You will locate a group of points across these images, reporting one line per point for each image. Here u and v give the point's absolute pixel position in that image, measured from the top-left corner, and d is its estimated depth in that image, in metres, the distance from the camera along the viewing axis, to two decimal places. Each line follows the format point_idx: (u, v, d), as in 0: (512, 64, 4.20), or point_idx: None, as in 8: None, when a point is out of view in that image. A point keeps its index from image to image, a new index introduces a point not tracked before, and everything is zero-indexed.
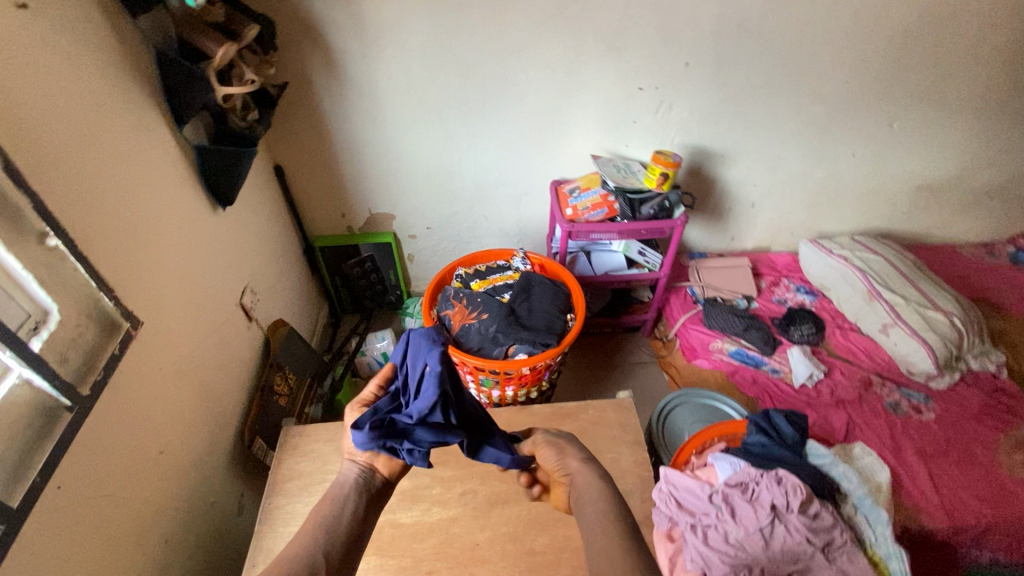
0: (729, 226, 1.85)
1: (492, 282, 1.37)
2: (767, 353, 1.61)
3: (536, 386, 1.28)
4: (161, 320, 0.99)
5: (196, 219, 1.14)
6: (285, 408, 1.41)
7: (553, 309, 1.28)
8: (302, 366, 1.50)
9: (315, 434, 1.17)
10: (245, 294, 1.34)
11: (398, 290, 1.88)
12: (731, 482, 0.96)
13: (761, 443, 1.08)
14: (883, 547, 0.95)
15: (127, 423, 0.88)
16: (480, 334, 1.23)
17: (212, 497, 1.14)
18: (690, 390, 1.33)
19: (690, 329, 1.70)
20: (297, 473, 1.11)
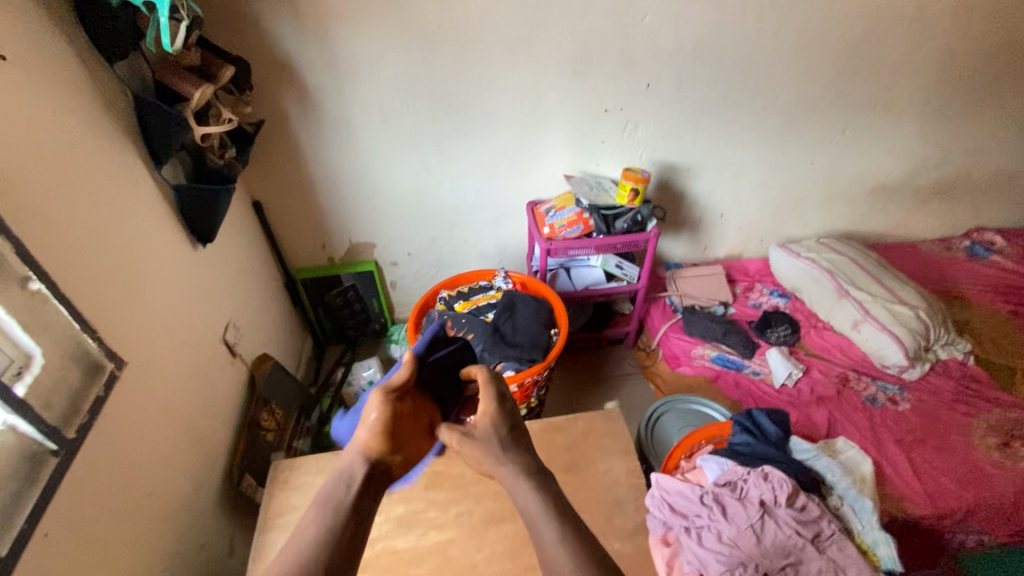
0: (702, 236, 1.92)
1: (475, 303, 1.40)
2: (747, 356, 1.66)
3: (525, 403, 1.29)
4: (144, 360, 0.98)
5: (177, 257, 1.15)
6: (273, 443, 1.39)
7: (537, 325, 1.30)
8: (289, 400, 1.49)
9: (306, 465, 1.16)
10: (228, 329, 1.34)
11: (382, 318, 1.89)
12: (720, 482, 0.99)
13: (746, 442, 1.11)
14: (871, 535, 0.98)
15: (113, 466, 0.87)
16: None
17: (202, 539, 1.11)
18: (676, 396, 1.36)
19: (671, 337, 1.75)
20: (289, 507, 1.09)
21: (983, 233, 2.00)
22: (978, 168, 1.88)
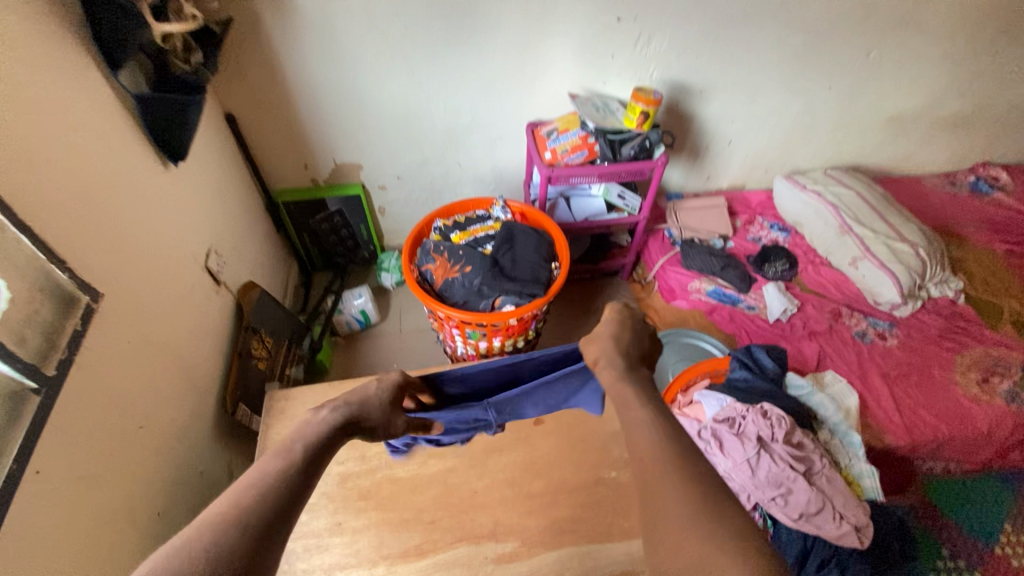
0: (706, 165, 1.84)
1: (472, 233, 1.32)
2: (743, 290, 1.64)
3: (523, 336, 1.29)
4: (122, 291, 0.92)
5: (147, 178, 1.04)
6: (266, 372, 1.36)
7: (537, 259, 1.25)
8: (278, 328, 1.45)
9: (301, 396, 1.14)
10: (210, 256, 1.26)
11: (372, 245, 1.81)
12: (719, 418, 0.99)
13: (744, 378, 1.11)
14: (856, 467, 1.02)
15: (102, 400, 0.84)
16: (464, 287, 1.21)
17: (200, 467, 1.11)
18: (674, 332, 1.36)
19: (668, 270, 1.72)
20: (287, 436, 1.08)
21: (990, 169, 1.95)
22: (998, 98, 1.79)
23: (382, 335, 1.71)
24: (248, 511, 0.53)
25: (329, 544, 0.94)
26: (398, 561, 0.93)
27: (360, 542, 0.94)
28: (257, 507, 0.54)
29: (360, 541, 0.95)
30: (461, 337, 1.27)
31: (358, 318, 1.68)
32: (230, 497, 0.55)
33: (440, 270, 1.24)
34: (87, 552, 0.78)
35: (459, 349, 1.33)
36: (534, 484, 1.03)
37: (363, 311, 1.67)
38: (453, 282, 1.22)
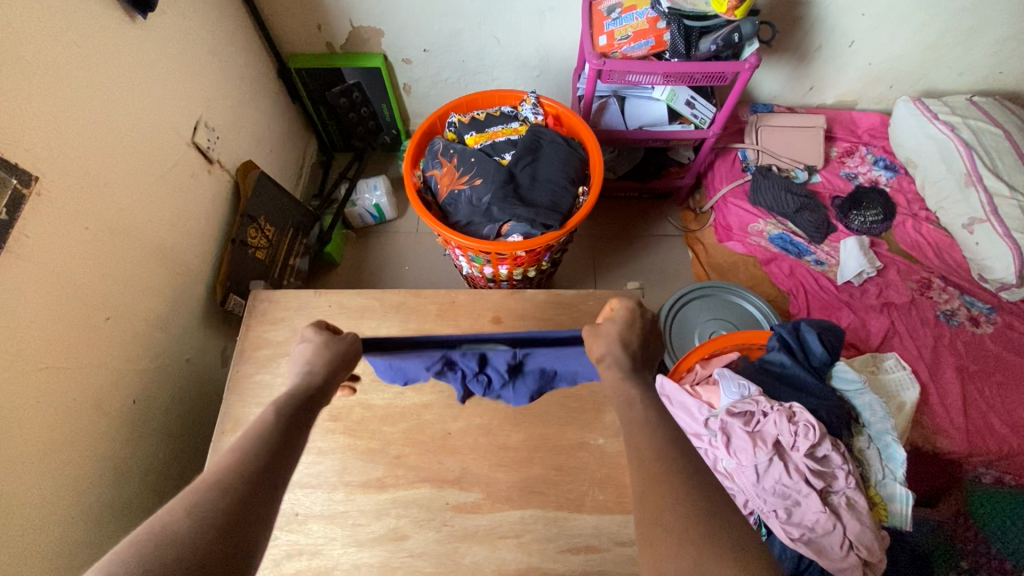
0: (811, 71, 1.44)
1: (492, 137, 1.11)
2: (815, 241, 1.36)
3: (534, 266, 1.14)
4: (72, 169, 0.81)
5: (106, 30, 0.88)
6: (265, 262, 1.30)
7: (562, 179, 1.04)
8: (281, 215, 1.36)
9: (285, 301, 1.07)
10: (198, 130, 1.12)
11: (395, 129, 1.62)
12: (735, 410, 0.83)
13: (780, 364, 0.92)
14: (888, 488, 0.85)
15: (52, 292, 0.78)
16: (470, 204, 1.04)
17: (186, 355, 1.10)
18: (714, 285, 1.14)
19: (730, 203, 1.45)
20: (267, 341, 1.03)
21: None
22: None
23: (396, 232, 1.59)
24: (216, 503, 0.49)
25: None
26: (358, 490, 0.90)
27: (323, 464, 0.92)
28: (230, 493, 0.50)
29: (324, 462, 0.92)
30: (465, 259, 1.14)
31: (371, 212, 1.55)
32: (187, 497, 0.49)
33: (447, 179, 1.06)
34: (47, 440, 0.78)
35: (464, 268, 1.20)
36: (512, 437, 0.94)
37: (378, 206, 1.54)
38: (460, 196, 1.05)
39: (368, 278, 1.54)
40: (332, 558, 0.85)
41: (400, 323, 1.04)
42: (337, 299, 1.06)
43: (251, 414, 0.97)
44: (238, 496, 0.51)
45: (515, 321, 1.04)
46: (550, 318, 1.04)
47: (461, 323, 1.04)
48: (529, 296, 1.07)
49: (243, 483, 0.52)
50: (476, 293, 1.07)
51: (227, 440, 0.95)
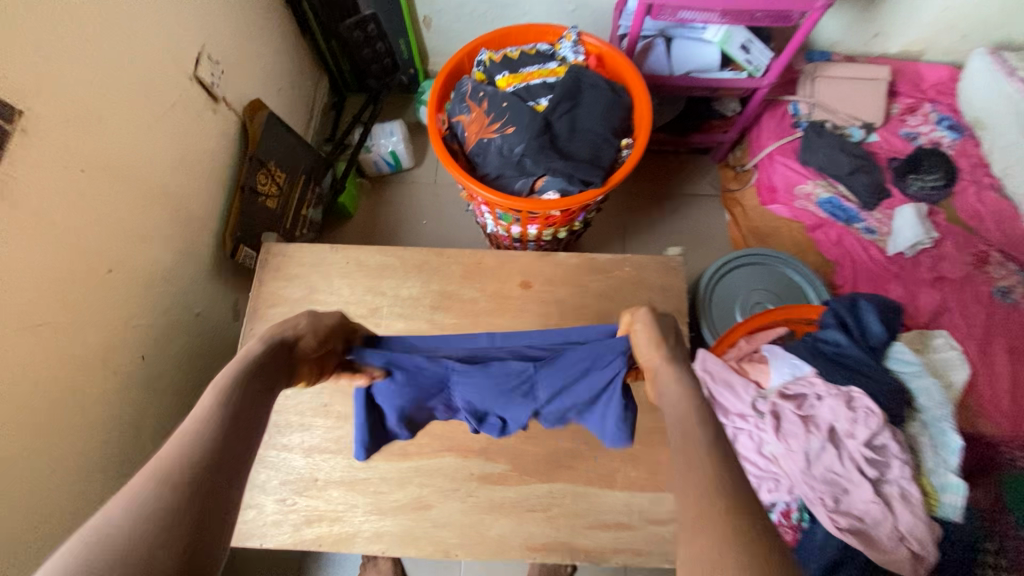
0: (878, 15, 1.30)
1: (526, 79, 0.99)
2: (867, 207, 1.25)
3: (566, 226, 1.05)
4: (62, 103, 0.72)
5: None
6: (276, 212, 1.22)
7: (604, 130, 0.94)
8: (292, 160, 1.26)
9: (299, 256, 0.99)
10: (200, 63, 1.01)
11: (413, 68, 1.49)
12: (787, 393, 0.77)
13: (835, 344, 0.84)
14: (939, 478, 0.80)
15: (48, 241, 0.71)
16: (501, 155, 0.94)
17: (196, 309, 1.04)
18: (761, 253, 1.07)
19: (776, 162, 1.33)
20: (280, 298, 0.97)
21: None
22: None
23: (413, 183, 1.49)
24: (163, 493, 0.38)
25: (312, 425, 0.88)
26: (380, 458, 0.86)
27: (342, 430, 0.88)
28: (179, 483, 0.39)
29: (344, 428, 0.88)
30: (491, 216, 1.06)
31: (387, 160, 1.45)
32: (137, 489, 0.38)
33: (476, 126, 0.96)
34: (52, 399, 0.74)
35: (489, 225, 1.12)
36: None
37: (394, 153, 1.43)
38: (489, 145, 0.95)
39: (384, 231, 1.46)
40: (354, 526, 0.82)
41: (422, 283, 0.97)
42: (355, 255, 0.99)
43: None
44: (184, 488, 0.38)
45: (545, 286, 0.97)
46: (584, 283, 0.97)
47: (487, 286, 0.97)
48: (561, 258, 0.99)
49: (196, 474, 0.40)
50: (503, 255, 1.00)
51: None
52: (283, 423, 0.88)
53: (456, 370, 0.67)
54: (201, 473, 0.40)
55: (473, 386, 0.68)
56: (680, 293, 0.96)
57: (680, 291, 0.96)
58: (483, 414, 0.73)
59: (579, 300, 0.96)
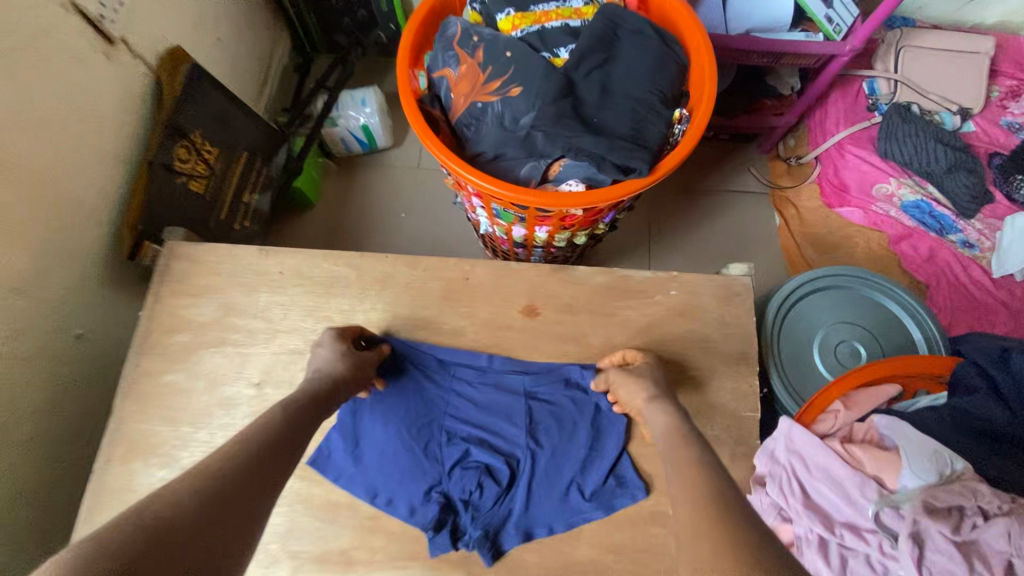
0: None
1: (540, 21, 0.71)
2: (965, 214, 0.99)
3: (587, 228, 0.77)
4: None
5: None
6: (205, 199, 0.93)
7: (650, 95, 0.66)
8: (227, 132, 0.97)
9: (215, 261, 0.71)
10: None
11: (393, 23, 1.19)
12: (930, 503, 0.50)
13: (987, 420, 0.57)
14: None
15: None
16: (500, 127, 0.66)
17: (75, 329, 0.76)
18: (847, 273, 0.80)
19: (847, 154, 1.06)
20: (184, 321, 0.68)
21: None
22: None
23: (390, 166, 1.21)
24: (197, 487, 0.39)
25: None
26: (312, 567, 0.59)
27: None
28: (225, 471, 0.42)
29: None
30: (485, 213, 0.78)
31: (358, 137, 1.16)
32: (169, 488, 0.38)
33: (467, 84, 0.68)
34: None
35: (483, 224, 0.84)
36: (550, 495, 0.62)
37: (367, 129, 1.14)
38: (485, 113, 0.67)
39: (352, 225, 1.17)
40: None
41: (386, 305, 0.69)
42: (293, 263, 0.71)
43: (154, 434, 0.64)
44: (207, 503, 0.39)
45: (558, 314, 0.69)
46: (611, 312, 0.69)
47: (477, 313, 0.70)
48: (581, 276, 0.71)
49: (217, 494, 0.40)
50: (500, 268, 0.72)
51: (114, 475, 0.62)
52: None
53: (461, 382, 0.66)
54: (221, 498, 0.40)
55: (474, 415, 0.65)
56: (747, 330, 0.68)
57: (747, 327, 0.69)
58: (468, 503, 0.61)
59: (605, 335, 0.68)
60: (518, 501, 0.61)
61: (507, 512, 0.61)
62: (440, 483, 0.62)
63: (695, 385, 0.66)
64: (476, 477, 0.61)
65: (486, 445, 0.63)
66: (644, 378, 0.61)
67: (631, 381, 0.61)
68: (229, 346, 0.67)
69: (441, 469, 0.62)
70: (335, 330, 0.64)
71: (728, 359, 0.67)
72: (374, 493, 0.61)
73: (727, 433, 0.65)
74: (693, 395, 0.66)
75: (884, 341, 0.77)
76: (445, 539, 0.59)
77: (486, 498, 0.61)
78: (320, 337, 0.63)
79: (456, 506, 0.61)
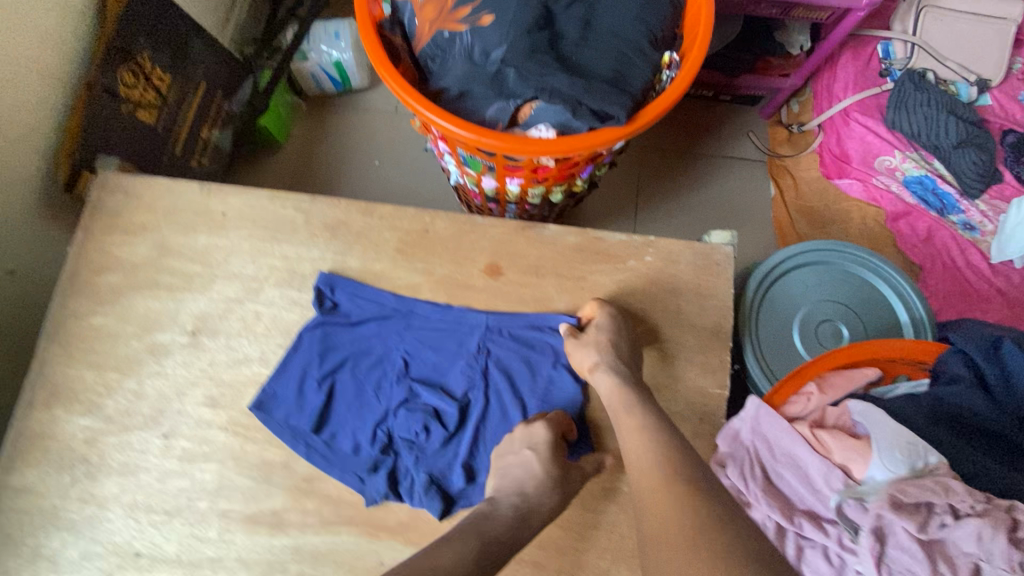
0: None
1: None
2: (970, 194, 0.92)
3: (563, 184, 0.71)
4: None
5: None
6: (155, 132, 0.85)
7: (638, 34, 0.59)
8: (182, 58, 0.88)
9: (152, 197, 0.65)
10: None
11: None
12: (902, 501, 0.46)
13: (965, 409, 0.54)
14: None
15: None
16: (468, 62, 0.59)
17: (7, 263, 0.70)
18: (840, 249, 0.74)
19: (852, 121, 0.98)
20: (115, 261, 0.63)
21: None
22: None
23: (365, 108, 1.12)
24: None
25: (143, 466, 0.57)
26: (242, 527, 0.55)
27: (188, 479, 0.57)
28: None
29: (191, 476, 0.57)
30: (454, 159, 0.72)
31: (330, 74, 1.07)
32: None
33: (434, 9, 0.60)
34: None
35: (453, 173, 0.78)
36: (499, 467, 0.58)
37: (340, 65, 1.06)
38: (453, 45, 0.60)
39: (323, 171, 1.10)
40: None
41: (336, 254, 0.64)
42: (237, 203, 0.65)
43: (77, 379, 0.59)
44: None
45: (522, 275, 0.64)
46: (580, 276, 0.64)
47: (436, 269, 0.64)
48: (551, 235, 0.65)
49: None
50: (463, 222, 0.66)
51: (37, 420, 0.58)
52: (100, 460, 0.57)
53: (419, 320, 0.62)
54: None
55: (428, 354, 0.61)
56: (724, 303, 0.64)
57: (724, 300, 0.64)
58: (412, 446, 0.58)
59: (572, 301, 0.63)
60: (464, 447, 0.58)
61: (451, 458, 0.58)
62: (384, 421, 0.59)
63: (662, 359, 0.62)
64: (422, 420, 0.58)
65: (435, 385, 0.60)
66: (594, 344, 0.57)
67: (582, 348, 0.58)
68: (163, 290, 0.62)
69: (387, 408, 0.59)
70: (547, 424, 0.56)
71: (700, 333, 0.63)
72: (318, 429, 0.58)
73: (692, 411, 0.61)
74: (660, 369, 0.62)
75: (870, 322, 0.73)
76: (382, 479, 0.56)
77: (431, 442, 0.58)
78: (534, 435, 0.54)
79: (398, 446, 0.58)
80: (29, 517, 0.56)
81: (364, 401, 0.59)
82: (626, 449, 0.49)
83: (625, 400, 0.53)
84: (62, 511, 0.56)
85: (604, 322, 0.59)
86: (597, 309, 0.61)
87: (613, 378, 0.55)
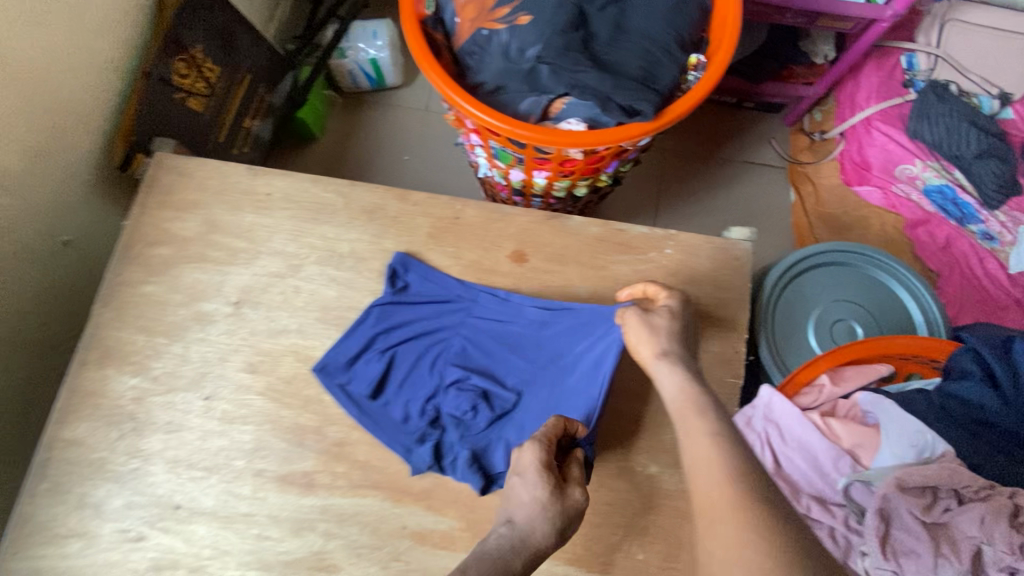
0: None
1: None
2: (991, 205, 0.93)
3: (588, 178, 0.74)
4: None
5: None
6: (202, 118, 0.90)
7: (666, 36, 0.62)
8: (231, 51, 0.93)
9: (203, 177, 0.69)
10: None
11: None
12: (908, 483, 0.48)
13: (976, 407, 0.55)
14: None
15: None
16: (504, 59, 0.63)
17: (62, 235, 0.75)
18: (857, 251, 0.76)
19: (874, 130, 1.00)
20: (167, 235, 0.67)
21: None
22: None
23: (397, 106, 1.17)
24: None
25: (186, 425, 0.61)
26: (275, 486, 0.59)
27: (227, 439, 0.60)
28: None
29: (229, 436, 0.60)
30: (485, 152, 0.75)
31: (366, 71, 1.12)
32: None
33: (474, 9, 0.64)
34: None
35: (482, 166, 0.82)
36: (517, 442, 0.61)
37: (376, 64, 1.11)
38: (490, 42, 0.63)
39: (353, 164, 1.14)
40: None
41: (372, 237, 0.67)
42: (282, 185, 0.69)
43: (127, 342, 0.63)
44: None
45: (547, 262, 0.67)
46: (602, 265, 0.67)
47: (465, 254, 0.68)
48: (575, 226, 0.69)
49: None
50: (492, 210, 0.69)
51: (89, 378, 0.62)
52: (146, 417, 0.61)
53: (479, 309, 0.65)
54: None
55: (485, 342, 0.65)
56: (740, 296, 0.66)
57: (741, 294, 0.66)
58: (459, 422, 0.61)
59: (593, 289, 0.66)
60: (508, 430, 0.61)
61: (494, 439, 0.61)
62: (435, 397, 0.62)
63: None
64: (472, 399, 0.61)
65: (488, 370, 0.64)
66: (659, 329, 0.56)
67: (649, 331, 0.56)
68: (209, 263, 0.66)
69: (440, 386, 0.63)
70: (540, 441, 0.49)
71: (717, 324, 0.65)
72: (373, 396, 0.62)
73: None
74: None
75: (885, 323, 0.74)
76: (426, 451, 0.59)
77: (477, 421, 0.61)
78: (523, 460, 0.48)
79: (445, 422, 0.61)
80: (77, 467, 0.59)
81: (418, 378, 0.63)
82: (687, 443, 0.46)
83: (693, 396, 0.50)
84: (109, 463, 0.59)
85: (669, 312, 0.58)
86: (660, 292, 0.60)
87: (678, 371, 0.53)
